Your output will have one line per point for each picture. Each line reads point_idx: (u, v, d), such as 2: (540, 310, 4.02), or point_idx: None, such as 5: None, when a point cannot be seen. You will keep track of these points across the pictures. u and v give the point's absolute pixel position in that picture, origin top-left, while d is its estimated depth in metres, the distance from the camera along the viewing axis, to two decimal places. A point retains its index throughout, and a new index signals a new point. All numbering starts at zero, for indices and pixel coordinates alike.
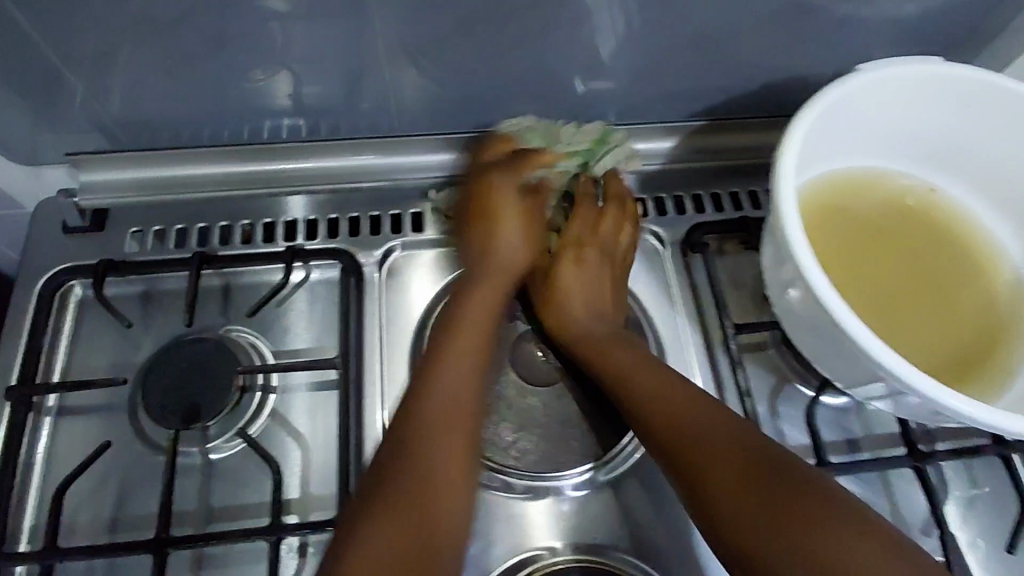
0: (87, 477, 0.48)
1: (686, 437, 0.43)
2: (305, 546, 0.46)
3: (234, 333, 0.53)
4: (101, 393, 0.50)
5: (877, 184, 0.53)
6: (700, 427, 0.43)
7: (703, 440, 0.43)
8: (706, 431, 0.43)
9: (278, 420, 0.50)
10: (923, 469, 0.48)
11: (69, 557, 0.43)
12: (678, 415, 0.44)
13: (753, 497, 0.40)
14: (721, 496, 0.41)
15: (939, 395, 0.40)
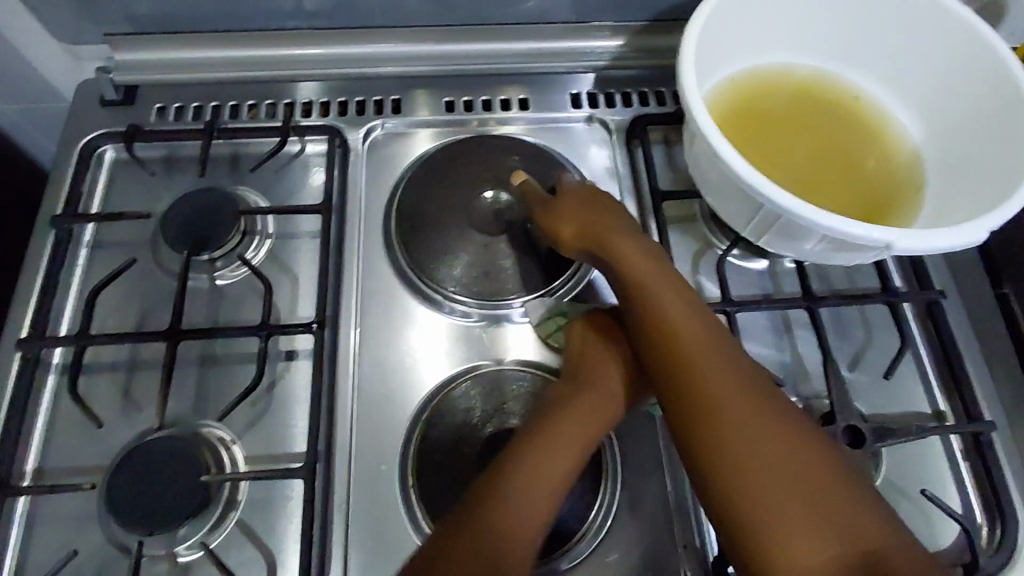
0: (115, 292, 0.58)
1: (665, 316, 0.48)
2: (295, 352, 0.56)
3: (241, 191, 0.62)
4: (130, 228, 0.60)
5: (792, 78, 0.62)
6: (770, 433, 0.42)
7: (757, 444, 0.42)
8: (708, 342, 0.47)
9: (276, 258, 0.60)
10: (813, 308, 0.56)
11: (98, 341, 0.52)
12: (739, 421, 0.43)
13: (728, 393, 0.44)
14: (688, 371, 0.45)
15: (804, 215, 0.45)
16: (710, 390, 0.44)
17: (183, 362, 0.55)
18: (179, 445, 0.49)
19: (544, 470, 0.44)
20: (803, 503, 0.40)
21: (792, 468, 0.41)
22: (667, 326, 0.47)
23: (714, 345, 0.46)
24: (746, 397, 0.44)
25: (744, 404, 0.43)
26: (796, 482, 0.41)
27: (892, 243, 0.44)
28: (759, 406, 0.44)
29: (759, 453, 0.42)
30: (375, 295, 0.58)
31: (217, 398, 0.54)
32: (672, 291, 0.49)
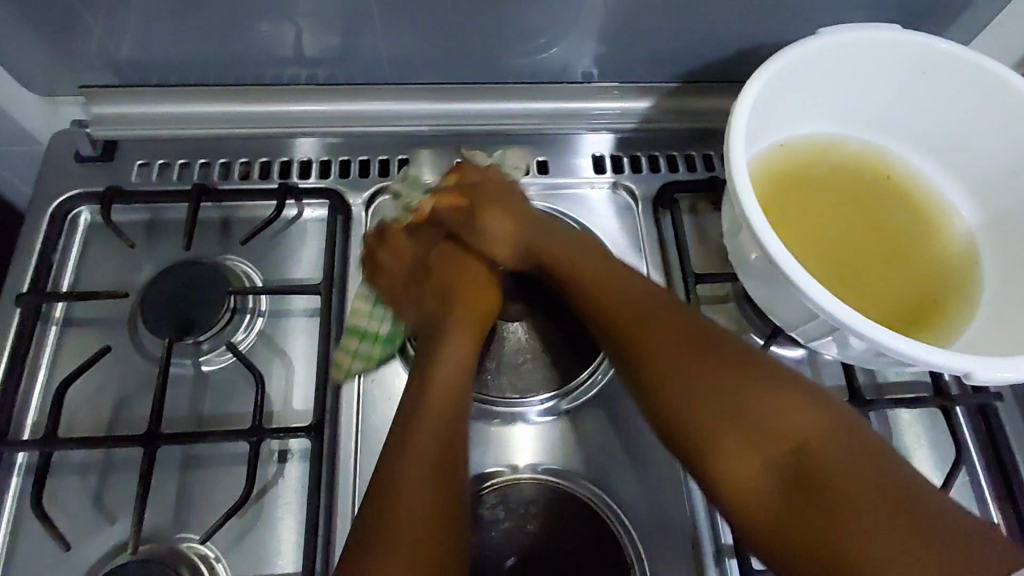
0: (87, 379, 0.52)
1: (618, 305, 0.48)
2: (288, 452, 0.50)
3: (230, 262, 0.56)
4: (105, 305, 0.54)
5: (837, 151, 0.57)
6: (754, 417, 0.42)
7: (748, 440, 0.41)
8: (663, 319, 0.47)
9: (268, 339, 0.54)
10: (863, 413, 0.51)
11: (65, 445, 0.46)
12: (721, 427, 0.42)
13: (696, 348, 0.45)
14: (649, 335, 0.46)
15: (870, 336, 0.41)
16: (658, 343, 0.46)
17: (163, 462, 0.49)
18: (154, 571, 0.43)
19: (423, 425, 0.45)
20: (808, 476, 0.39)
21: (782, 413, 0.41)
22: (642, 333, 0.47)
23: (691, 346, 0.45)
24: (740, 389, 0.43)
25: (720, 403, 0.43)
26: (833, 466, 0.39)
27: (971, 373, 0.39)
28: (750, 380, 0.43)
29: (752, 404, 0.42)
30: (378, 383, 0.53)
31: (199, 506, 0.48)
32: (627, 288, 0.49)
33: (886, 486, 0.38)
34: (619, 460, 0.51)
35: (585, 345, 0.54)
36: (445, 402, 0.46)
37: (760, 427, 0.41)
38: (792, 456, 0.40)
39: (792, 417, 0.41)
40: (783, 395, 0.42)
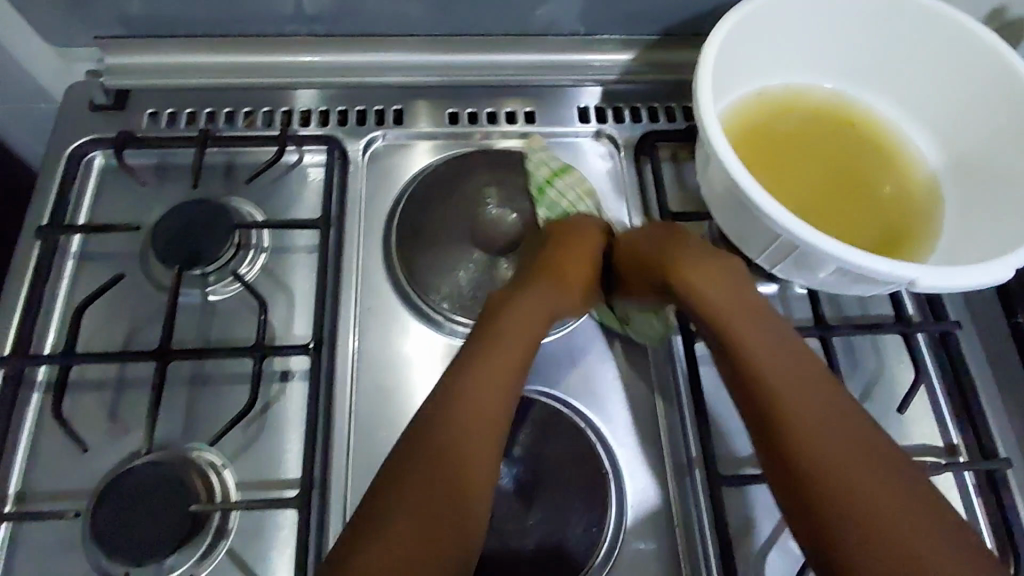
0: (102, 307, 0.55)
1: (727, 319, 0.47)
2: (290, 372, 0.54)
3: (235, 202, 0.60)
4: (118, 240, 0.58)
5: (807, 98, 0.60)
6: (863, 441, 0.40)
7: (843, 460, 0.39)
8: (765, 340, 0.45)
9: (271, 273, 0.58)
10: (826, 338, 0.54)
11: (83, 360, 0.50)
12: (817, 433, 0.40)
13: (797, 372, 0.43)
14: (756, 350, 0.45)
15: (826, 249, 0.44)
16: (758, 359, 0.44)
17: (174, 382, 0.53)
18: (166, 473, 0.47)
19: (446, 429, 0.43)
20: (877, 524, 0.37)
21: (852, 453, 0.40)
22: (729, 336, 0.46)
23: (798, 354, 0.45)
24: (823, 418, 0.41)
25: (832, 407, 0.42)
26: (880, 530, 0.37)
27: (917, 280, 0.42)
28: (853, 432, 0.41)
29: (835, 433, 0.40)
30: (374, 312, 0.56)
31: (207, 421, 0.52)
32: (736, 304, 0.48)
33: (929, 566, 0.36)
34: (597, 382, 0.55)
35: (568, 276, 0.57)
36: (481, 419, 0.44)
37: (834, 463, 0.39)
38: (867, 508, 0.38)
39: (865, 465, 0.39)
40: (854, 431, 0.41)
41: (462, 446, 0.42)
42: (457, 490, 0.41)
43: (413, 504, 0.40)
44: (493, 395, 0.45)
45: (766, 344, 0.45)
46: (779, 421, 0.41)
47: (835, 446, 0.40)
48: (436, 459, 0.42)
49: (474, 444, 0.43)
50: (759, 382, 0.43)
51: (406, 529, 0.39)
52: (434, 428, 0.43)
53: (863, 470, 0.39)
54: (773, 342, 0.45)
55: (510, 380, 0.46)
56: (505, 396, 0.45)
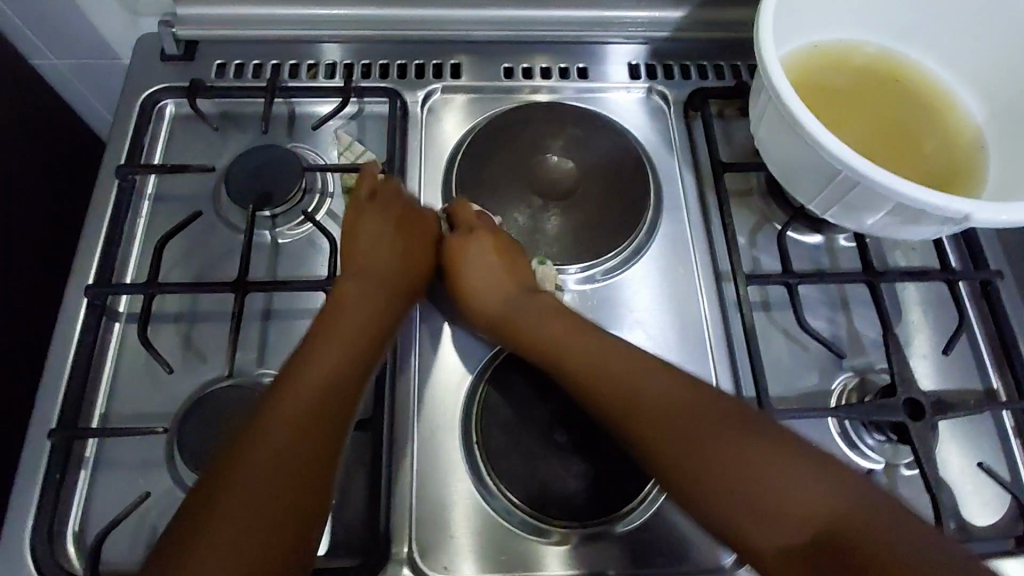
0: (177, 244, 0.58)
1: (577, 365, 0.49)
2: None
3: (300, 149, 0.62)
4: (191, 183, 0.60)
5: (858, 54, 0.62)
6: (704, 416, 0.45)
7: (672, 416, 0.46)
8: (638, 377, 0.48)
9: (335, 217, 0.60)
10: (875, 284, 0.56)
11: (168, 289, 0.53)
12: (674, 416, 0.46)
13: (637, 377, 0.48)
14: (613, 400, 0.47)
15: (883, 184, 0.45)
16: (601, 376, 0.48)
17: (248, 316, 0.56)
18: (249, 393, 0.50)
19: (271, 421, 0.44)
20: (732, 479, 0.43)
21: (727, 451, 0.43)
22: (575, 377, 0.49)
23: (648, 375, 0.48)
24: (682, 429, 0.45)
25: (660, 394, 0.47)
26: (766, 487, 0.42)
27: (971, 214, 0.44)
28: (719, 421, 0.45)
29: (712, 443, 0.44)
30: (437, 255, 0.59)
31: (281, 351, 0.55)
32: (581, 349, 0.50)
33: (831, 513, 0.40)
34: (650, 323, 0.58)
35: (625, 222, 0.59)
36: (310, 419, 0.45)
37: (733, 463, 0.43)
38: (775, 500, 0.41)
39: (766, 470, 0.42)
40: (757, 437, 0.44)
41: (258, 455, 0.43)
42: (287, 491, 0.43)
43: (243, 516, 0.41)
44: (343, 371, 0.48)
45: (630, 378, 0.48)
46: (642, 432, 0.46)
47: (699, 433, 0.44)
48: (226, 474, 0.42)
49: (283, 441, 0.44)
50: (631, 410, 0.47)
51: (228, 522, 0.41)
52: (235, 454, 0.43)
53: (722, 439, 0.44)
54: (605, 365, 0.49)
55: (353, 341, 0.50)
56: (363, 365, 0.49)
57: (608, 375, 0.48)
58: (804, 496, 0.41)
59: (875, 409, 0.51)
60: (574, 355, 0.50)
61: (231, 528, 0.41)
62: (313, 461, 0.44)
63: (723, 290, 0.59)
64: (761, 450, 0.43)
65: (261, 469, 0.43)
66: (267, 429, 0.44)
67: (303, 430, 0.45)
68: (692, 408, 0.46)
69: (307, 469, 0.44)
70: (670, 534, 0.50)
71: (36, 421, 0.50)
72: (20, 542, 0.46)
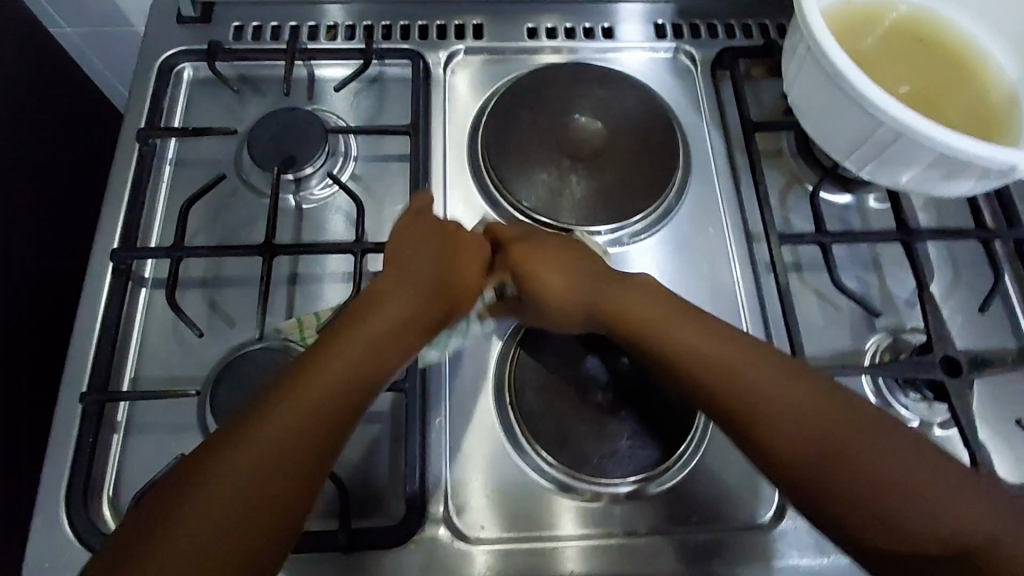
0: (199, 210, 0.57)
1: (701, 365, 0.42)
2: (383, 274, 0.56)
3: (321, 112, 0.61)
4: (213, 148, 0.60)
5: (890, 10, 0.61)
6: (835, 421, 0.39)
7: (807, 432, 0.39)
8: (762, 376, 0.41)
9: (359, 180, 0.60)
10: (910, 243, 0.55)
11: (192, 254, 0.53)
12: (782, 408, 0.40)
13: (774, 385, 0.41)
14: (739, 393, 0.41)
15: (930, 135, 0.45)
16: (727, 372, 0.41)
17: (274, 280, 0.56)
18: (277, 356, 0.50)
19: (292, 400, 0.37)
20: (840, 475, 0.38)
21: (849, 458, 0.38)
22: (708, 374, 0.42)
23: (780, 373, 0.41)
24: (808, 425, 0.39)
25: (794, 394, 0.40)
26: (885, 494, 0.37)
27: (1017, 165, 0.44)
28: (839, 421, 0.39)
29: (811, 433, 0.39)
30: (463, 218, 0.58)
31: (307, 315, 0.55)
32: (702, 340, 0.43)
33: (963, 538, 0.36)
34: (680, 285, 0.57)
35: (654, 181, 0.58)
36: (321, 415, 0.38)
37: (861, 465, 0.38)
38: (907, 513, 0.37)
39: (880, 467, 0.38)
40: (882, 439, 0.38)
41: (283, 421, 0.37)
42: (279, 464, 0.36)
43: (229, 517, 0.35)
44: (391, 353, 0.42)
45: (759, 376, 0.41)
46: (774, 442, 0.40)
47: (861, 466, 0.38)
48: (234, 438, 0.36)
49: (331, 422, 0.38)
50: (727, 400, 0.41)
51: (232, 481, 0.35)
52: (254, 419, 0.37)
53: (862, 436, 0.39)
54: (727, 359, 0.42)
55: (389, 349, 0.42)
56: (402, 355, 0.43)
57: (742, 381, 0.41)
58: (931, 499, 0.37)
59: (911, 366, 0.50)
60: (697, 355, 0.42)
61: (211, 528, 0.34)
62: (308, 462, 0.37)
63: (754, 251, 0.58)
64: (923, 469, 0.37)
65: (251, 462, 0.36)
66: (272, 416, 0.37)
67: (302, 432, 0.37)
68: (826, 409, 0.40)
69: (298, 467, 0.37)
70: (704, 493, 0.50)
71: (67, 385, 0.50)
72: (55, 502, 0.47)
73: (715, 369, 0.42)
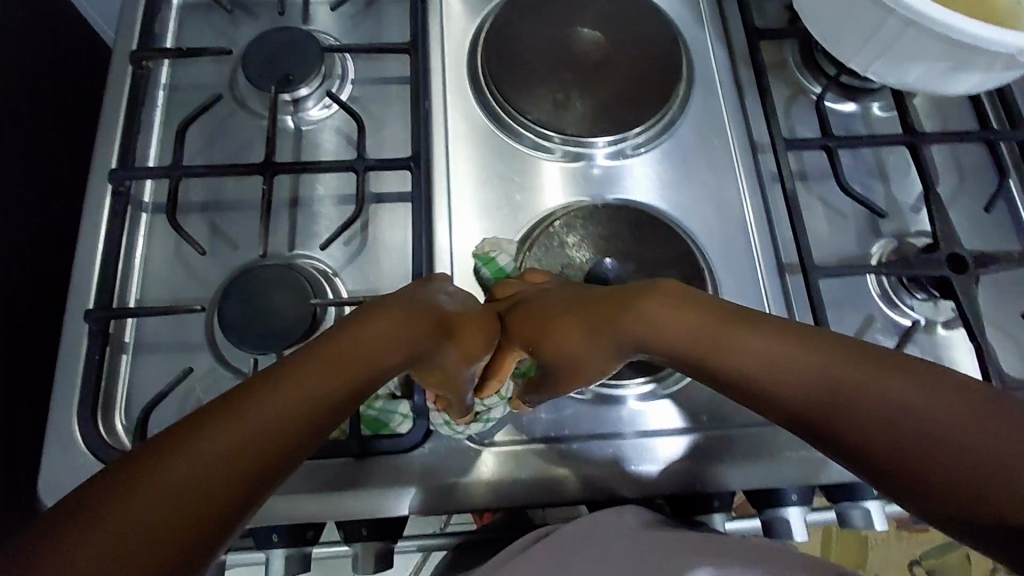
0: (196, 134, 0.57)
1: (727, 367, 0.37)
2: (386, 193, 0.56)
3: (317, 34, 0.60)
4: (207, 71, 0.58)
5: None
6: (817, 368, 0.34)
7: (899, 428, 0.31)
8: (818, 375, 0.34)
9: (358, 102, 0.59)
10: (917, 145, 0.55)
11: (191, 173, 0.52)
12: (815, 367, 0.34)
13: (824, 378, 0.33)
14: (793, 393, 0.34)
15: (937, 20, 0.44)
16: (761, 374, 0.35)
17: (275, 202, 0.55)
18: (283, 271, 0.49)
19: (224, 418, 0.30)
20: (964, 472, 0.29)
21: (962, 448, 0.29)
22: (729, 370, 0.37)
23: (831, 365, 0.34)
24: (898, 419, 0.31)
25: (822, 360, 0.34)
26: None
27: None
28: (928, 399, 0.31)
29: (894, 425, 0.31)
30: (463, 134, 0.57)
31: (312, 234, 0.54)
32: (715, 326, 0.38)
33: None
34: (685, 194, 0.57)
35: (658, 93, 0.57)
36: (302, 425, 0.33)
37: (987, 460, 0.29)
38: None
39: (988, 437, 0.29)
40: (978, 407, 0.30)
41: (270, 406, 0.31)
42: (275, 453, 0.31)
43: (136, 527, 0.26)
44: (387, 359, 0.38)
45: (815, 372, 0.34)
46: (793, 405, 0.34)
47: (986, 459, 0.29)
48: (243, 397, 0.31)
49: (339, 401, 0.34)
50: (763, 367, 0.35)
51: (165, 489, 0.27)
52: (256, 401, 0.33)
53: (832, 366, 0.33)
54: (762, 361, 0.35)
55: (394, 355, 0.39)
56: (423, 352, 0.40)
57: (780, 374, 0.35)
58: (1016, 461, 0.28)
59: (918, 264, 0.51)
60: (659, 331, 0.39)
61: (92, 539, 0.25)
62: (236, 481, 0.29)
63: (759, 160, 0.57)
64: (892, 375, 0.32)
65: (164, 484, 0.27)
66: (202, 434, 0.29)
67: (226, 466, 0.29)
68: (890, 381, 0.32)
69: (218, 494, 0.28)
70: (713, 394, 0.50)
71: (71, 306, 0.49)
72: (67, 418, 0.47)
73: (757, 364, 0.36)
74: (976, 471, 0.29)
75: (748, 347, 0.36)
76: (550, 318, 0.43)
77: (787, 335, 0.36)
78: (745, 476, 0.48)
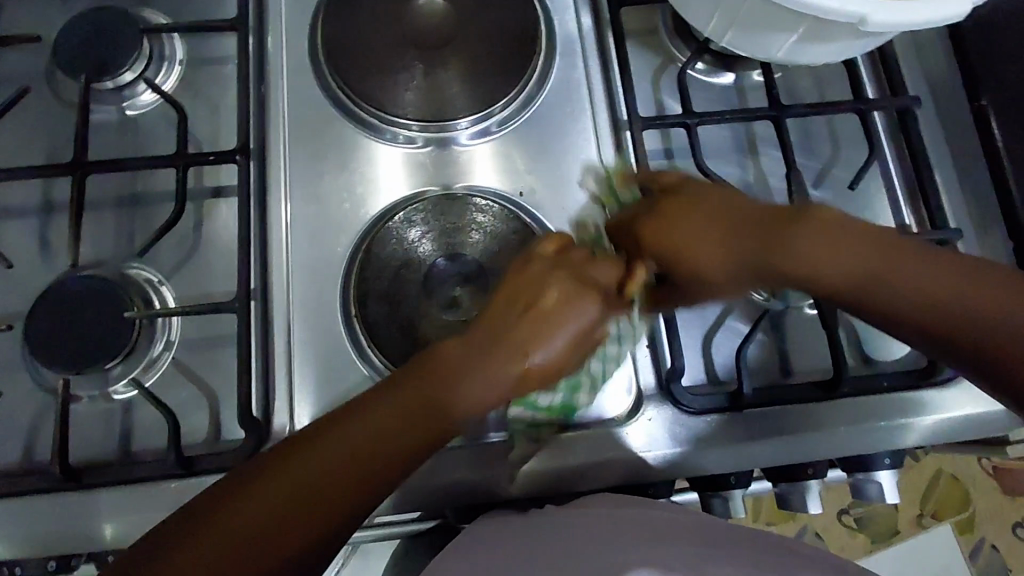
0: (12, 128, 0.52)
1: (722, 245, 0.40)
2: (222, 188, 0.52)
3: (145, 11, 0.55)
4: (23, 58, 0.53)
5: None
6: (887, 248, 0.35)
7: (865, 279, 0.35)
8: (789, 250, 0.37)
9: (193, 88, 0.54)
10: (780, 119, 0.52)
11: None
12: (877, 273, 0.35)
13: (816, 251, 0.36)
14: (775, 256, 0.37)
15: None
16: (766, 252, 0.38)
17: (103, 202, 0.51)
18: (95, 283, 0.46)
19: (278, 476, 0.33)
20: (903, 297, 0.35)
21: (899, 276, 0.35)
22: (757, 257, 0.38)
23: (820, 238, 0.36)
24: (875, 269, 0.35)
25: (804, 238, 0.37)
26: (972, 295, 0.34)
27: (866, 16, 0.40)
28: (873, 254, 0.35)
29: (855, 263, 0.36)
30: (305, 120, 0.53)
31: (143, 236, 0.51)
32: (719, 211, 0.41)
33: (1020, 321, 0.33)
34: (545, 178, 0.53)
35: (513, 68, 0.53)
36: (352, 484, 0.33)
37: (913, 294, 0.34)
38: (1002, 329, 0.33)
39: (910, 265, 0.35)
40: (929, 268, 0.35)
41: (332, 453, 0.33)
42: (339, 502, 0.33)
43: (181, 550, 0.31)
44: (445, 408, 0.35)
45: (802, 245, 0.37)
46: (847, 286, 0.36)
47: (931, 288, 0.34)
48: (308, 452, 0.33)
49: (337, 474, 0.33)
50: (810, 269, 0.36)
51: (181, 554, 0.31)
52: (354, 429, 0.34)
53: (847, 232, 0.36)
54: (747, 244, 0.39)
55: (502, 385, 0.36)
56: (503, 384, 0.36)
57: (768, 250, 0.38)
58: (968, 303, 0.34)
59: None
60: (705, 251, 0.41)
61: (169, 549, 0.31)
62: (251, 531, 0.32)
63: (623, 139, 0.54)
64: (922, 255, 0.35)
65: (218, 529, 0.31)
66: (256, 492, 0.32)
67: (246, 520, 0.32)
68: (862, 238, 0.36)
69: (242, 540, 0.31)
70: None
71: None
72: None
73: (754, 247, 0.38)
74: (913, 305, 0.34)
75: (713, 236, 0.40)
76: (691, 212, 0.42)
77: (743, 218, 0.40)
78: (592, 475, 0.48)
